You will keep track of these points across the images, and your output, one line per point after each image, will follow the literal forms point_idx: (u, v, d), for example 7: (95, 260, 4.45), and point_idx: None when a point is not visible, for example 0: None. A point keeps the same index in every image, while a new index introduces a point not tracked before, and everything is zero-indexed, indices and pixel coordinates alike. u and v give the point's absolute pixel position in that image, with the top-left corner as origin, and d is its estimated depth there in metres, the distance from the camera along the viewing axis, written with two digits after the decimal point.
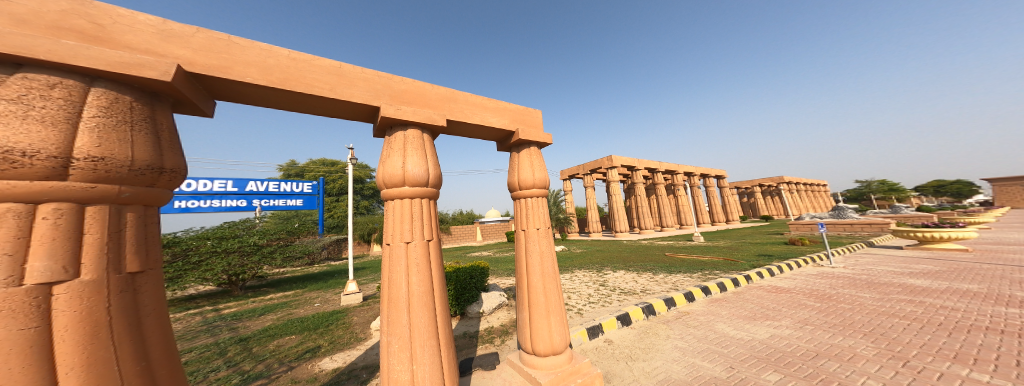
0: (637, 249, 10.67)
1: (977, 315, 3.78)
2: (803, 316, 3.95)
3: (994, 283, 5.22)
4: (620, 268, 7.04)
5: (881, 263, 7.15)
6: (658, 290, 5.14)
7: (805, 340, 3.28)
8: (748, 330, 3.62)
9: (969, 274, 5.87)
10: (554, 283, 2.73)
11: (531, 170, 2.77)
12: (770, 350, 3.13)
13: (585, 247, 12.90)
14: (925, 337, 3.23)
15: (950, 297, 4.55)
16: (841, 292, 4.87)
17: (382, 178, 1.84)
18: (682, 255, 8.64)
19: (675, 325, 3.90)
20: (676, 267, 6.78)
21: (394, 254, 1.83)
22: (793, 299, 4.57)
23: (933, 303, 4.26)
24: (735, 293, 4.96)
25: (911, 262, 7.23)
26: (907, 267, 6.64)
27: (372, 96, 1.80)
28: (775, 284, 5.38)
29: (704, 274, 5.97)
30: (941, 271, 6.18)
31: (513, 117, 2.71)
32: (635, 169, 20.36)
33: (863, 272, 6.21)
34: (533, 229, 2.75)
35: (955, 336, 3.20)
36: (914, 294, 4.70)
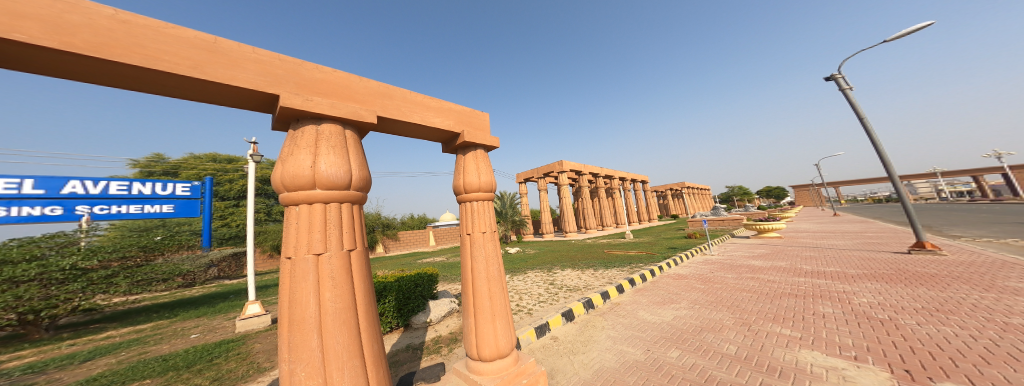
0: (584, 248, 11.55)
1: (789, 284, 5.30)
2: (693, 297, 4.88)
3: (796, 260, 7.45)
4: (567, 267, 7.48)
5: (742, 249, 9.44)
6: (596, 284, 5.63)
7: (694, 318, 4.05)
8: (659, 313, 4.28)
9: (785, 254, 8.30)
10: (500, 285, 2.69)
11: (477, 173, 2.71)
12: (674, 329, 3.74)
13: (537, 248, 13.37)
14: (762, 304, 4.35)
15: (776, 272, 6.30)
16: (715, 275, 6.23)
17: (281, 179, 1.51)
18: (617, 251, 9.74)
19: (609, 316, 4.31)
20: (611, 263, 7.59)
21: (298, 270, 1.52)
22: (688, 284, 5.60)
23: (764, 278, 5.82)
24: (653, 282, 5.81)
25: (755, 247, 9.80)
26: (752, 252, 8.95)
27: (266, 82, 1.46)
28: (678, 272, 6.53)
29: (632, 267, 6.83)
30: (770, 253, 8.56)
31: (457, 119, 2.60)
32: (584, 174, 22.05)
33: (729, 257, 8.10)
34: (478, 234, 2.67)
35: (774, 302, 4.42)
36: (758, 272, 6.34)
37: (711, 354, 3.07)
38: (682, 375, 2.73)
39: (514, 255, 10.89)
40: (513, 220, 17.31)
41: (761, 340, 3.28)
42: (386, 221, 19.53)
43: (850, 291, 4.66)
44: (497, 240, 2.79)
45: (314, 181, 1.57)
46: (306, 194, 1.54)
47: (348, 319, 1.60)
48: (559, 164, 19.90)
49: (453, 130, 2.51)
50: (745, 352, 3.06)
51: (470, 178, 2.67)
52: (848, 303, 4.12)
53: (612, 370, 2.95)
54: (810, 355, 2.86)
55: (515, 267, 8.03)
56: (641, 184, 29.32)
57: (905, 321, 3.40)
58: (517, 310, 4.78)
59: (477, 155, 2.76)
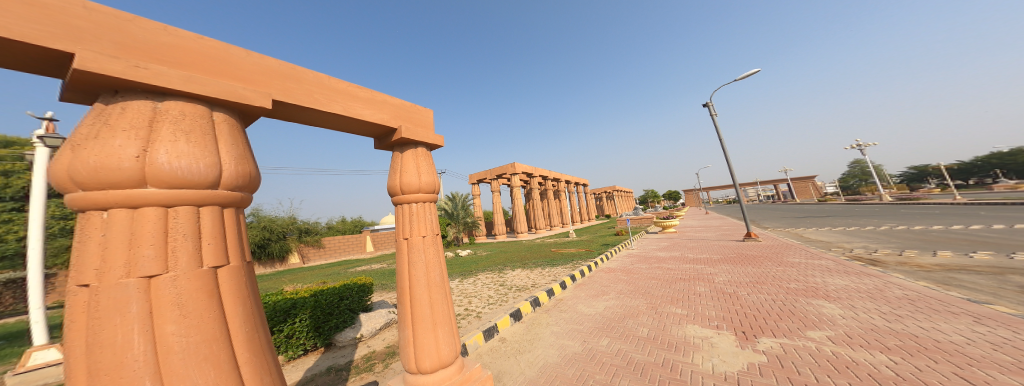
0: (534, 247, 11.88)
1: (686, 270, 6.41)
2: (620, 287, 5.47)
3: (688, 249, 9.19)
4: (517, 267, 7.51)
5: (655, 243, 11.13)
6: (543, 282, 5.79)
7: (619, 306, 4.48)
8: (594, 305, 4.63)
9: (682, 245, 10.12)
10: (443, 292, 2.43)
11: (417, 172, 2.40)
12: (605, 319, 4.05)
13: (486, 249, 13.17)
14: (666, 288, 5.11)
15: (675, 260, 7.57)
16: (636, 266, 7.14)
17: (74, 173, 0.88)
18: (561, 249, 10.32)
19: (553, 313, 4.45)
20: (559, 260, 7.97)
21: (106, 301, 0.90)
22: (615, 276, 6.26)
23: (665, 267, 6.91)
24: (591, 276, 6.30)
25: (662, 240, 11.69)
26: (660, 244, 10.65)
27: (53, 35, 0.89)
28: (608, 266, 7.25)
29: (574, 264, 7.29)
30: (672, 245, 10.33)
31: (394, 113, 2.24)
32: (532, 176, 22.73)
33: (645, 250, 9.44)
34: (418, 238, 2.37)
35: (675, 285, 5.25)
36: (662, 262, 7.51)
37: (629, 338, 3.37)
38: (610, 362, 2.91)
39: (463, 257, 10.49)
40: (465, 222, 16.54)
41: (661, 320, 3.77)
42: (307, 226, 16.47)
43: (714, 272, 5.94)
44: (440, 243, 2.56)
45: (145, 176, 0.97)
46: (124, 198, 0.93)
47: (218, 355, 1.04)
48: (507, 166, 20.01)
49: (388, 125, 2.14)
50: (655, 333, 3.43)
51: (410, 177, 2.34)
52: (712, 282, 5.19)
53: (555, 365, 3.00)
54: (693, 329, 3.38)
55: (465, 270, 7.71)
56: (581, 187, 31.85)
57: (741, 292, 4.45)
58: (465, 314, 4.54)
59: (417, 154, 2.44)
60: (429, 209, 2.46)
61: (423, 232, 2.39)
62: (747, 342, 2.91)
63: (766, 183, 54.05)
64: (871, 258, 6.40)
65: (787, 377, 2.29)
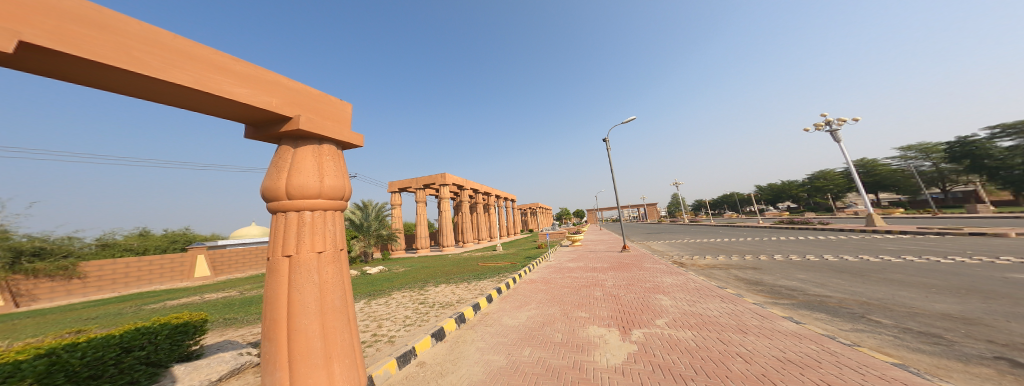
0: (460, 262, 11.58)
1: (595, 277, 7.31)
2: (540, 297, 5.85)
3: (592, 259, 10.59)
4: (441, 282, 7.20)
5: (570, 255, 12.42)
6: (469, 297, 5.73)
7: (538, 315, 4.75)
8: (518, 316, 4.82)
9: (591, 256, 11.58)
10: (345, 318, 1.88)
11: (317, 174, 1.83)
12: (527, 328, 4.19)
13: (404, 265, 12.05)
14: (577, 294, 5.71)
15: (584, 269, 8.57)
16: (553, 277, 7.78)
17: None
18: (489, 263, 10.36)
19: (478, 328, 4.42)
20: (484, 274, 8.01)
21: None
22: (534, 287, 6.65)
23: (577, 275, 7.75)
24: (516, 288, 6.60)
25: (575, 253, 13.12)
26: (573, 256, 11.92)
27: None
28: (531, 278, 7.67)
29: (500, 277, 7.45)
30: (582, 256, 11.69)
31: (288, 99, 1.83)
32: (461, 189, 22.42)
33: (562, 262, 10.42)
34: (309, 254, 1.74)
35: (584, 291, 5.91)
36: (575, 271, 8.40)
37: (547, 345, 3.37)
38: (532, 371, 2.71)
39: (372, 275, 9.28)
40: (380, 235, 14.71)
41: (570, 324, 3.98)
42: (36, 246, 9.75)
43: (604, 278, 6.98)
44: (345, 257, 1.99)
45: None
46: None
47: None
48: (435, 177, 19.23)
49: (280, 113, 1.75)
50: (567, 337, 3.53)
51: (304, 178, 1.75)
52: (605, 287, 6.04)
53: (478, 383, 2.65)
54: (594, 330, 3.57)
55: (378, 289, 6.85)
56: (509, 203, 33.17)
57: (622, 294, 5.22)
58: (376, 339, 4.05)
59: (321, 151, 1.92)
60: (329, 219, 1.88)
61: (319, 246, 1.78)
62: (625, 335, 3.19)
63: (647, 206, 67.82)
64: (682, 261, 8.84)
65: (656, 363, 2.45)
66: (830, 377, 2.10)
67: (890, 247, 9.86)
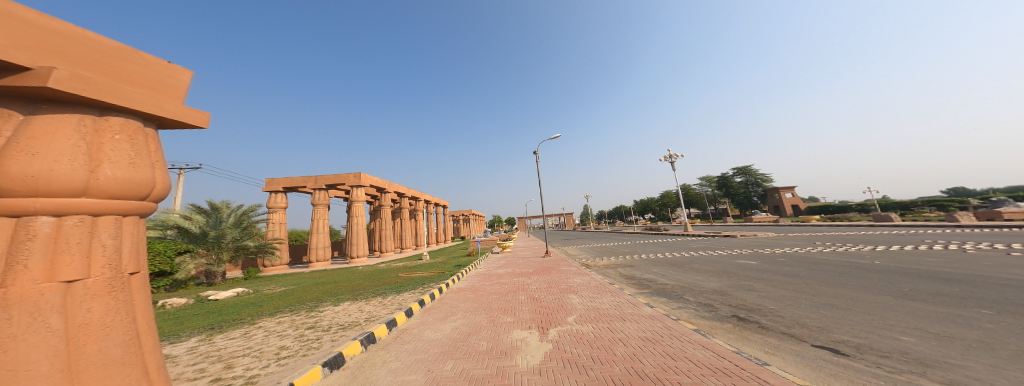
0: (370, 275, 10.19)
1: (518, 281, 7.68)
2: (468, 305, 5.73)
3: (515, 265, 11.11)
4: (346, 300, 6.27)
5: (495, 261, 12.74)
6: (383, 314, 4.94)
7: (465, 323, 4.54)
8: (442, 328, 4.31)
9: (515, 262, 12.13)
10: (129, 368, 1.31)
11: (86, 161, 1.23)
12: (450, 339, 3.75)
13: (289, 283, 10.01)
14: (503, 300, 5.85)
15: (509, 275, 8.88)
16: (479, 284, 7.82)
17: None
18: (412, 274, 9.68)
19: (393, 347, 3.57)
20: (397, 290, 7.09)
21: None
22: (461, 297, 6.47)
23: (502, 281, 7.98)
24: (441, 299, 6.34)
25: (501, 259, 13.52)
26: (498, 262, 12.27)
27: None
28: (458, 286, 7.52)
29: (424, 288, 7.11)
30: (507, 262, 12.15)
31: (44, 44, 1.16)
32: (384, 192, 20.66)
33: (487, 268, 10.59)
34: (43, 285, 1.12)
35: (509, 296, 6.11)
36: (501, 277, 8.65)
37: (472, 354, 3.27)
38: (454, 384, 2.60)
39: (215, 303, 6.73)
40: (242, 247, 11.77)
41: (495, 330, 3.97)
42: None
43: (526, 282, 7.38)
44: (125, 283, 1.38)
45: None
46: None
47: None
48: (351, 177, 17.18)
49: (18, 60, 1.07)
50: (491, 344, 3.44)
51: (59, 163, 1.14)
52: (527, 291, 6.39)
53: None
54: (517, 334, 3.69)
55: (236, 320, 4.98)
56: (439, 207, 32.29)
57: (542, 296, 5.61)
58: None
59: (103, 126, 1.34)
60: (104, 230, 1.29)
61: (66, 273, 1.16)
62: (543, 335, 3.43)
63: (563, 215, 75.31)
64: (589, 262, 10.09)
65: (566, 358, 2.69)
66: (677, 348, 2.71)
67: (721, 244, 13.56)
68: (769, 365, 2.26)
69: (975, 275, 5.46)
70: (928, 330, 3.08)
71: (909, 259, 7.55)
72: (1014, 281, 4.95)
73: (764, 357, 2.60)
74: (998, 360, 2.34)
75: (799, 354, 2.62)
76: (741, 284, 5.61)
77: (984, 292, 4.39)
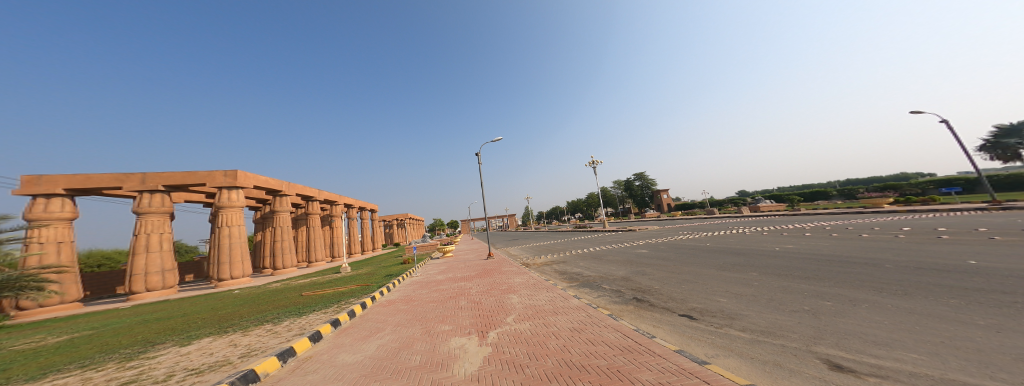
0: (254, 301, 8.28)
1: (458, 287, 7.48)
2: (398, 319, 5.20)
3: (455, 270, 10.84)
4: (213, 334, 4.91)
5: (434, 267, 12.21)
6: (273, 343, 4.06)
7: (394, 339, 4.04)
8: (362, 349, 3.75)
9: (457, 266, 11.84)
10: None
11: None
12: (374, 361, 3.25)
13: (80, 329, 6.95)
14: (440, 308, 5.55)
15: (448, 281, 8.58)
16: (415, 293, 7.31)
17: None
18: (321, 292, 8.45)
19: (295, 380, 2.93)
20: (294, 315, 5.88)
21: None
22: (392, 310, 5.87)
23: (440, 288, 7.67)
24: (365, 315, 5.67)
25: (441, 264, 13.03)
26: (438, 268, 11.80)
27: None
28: (388, 299, 6.91)
29: (339, 306, 6.31)
30: (448, 267, 11.77)
31: None
32: (282, 195, 17.79)
33: (425, 276, 10.03)
34: None
35: (449, 303, 5.86)
36: (441, 284, 8.30)
37: (401, 370, 2.91)
38: None
39: None
40: None
41: (431, 341, 3.69)
42: None
43: (467, 287, 7.23)
44: None
45: None
46: None
47: None
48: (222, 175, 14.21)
49: None
50: (425, 357, 3.16)
51: None
52: (469, 295, 6.25)
53: None
54: (455, 342, 3.50)
55: None
56: (365, 212, 29.62)
57: (482, 300, 5.57)
58: None
59: None
60: None
61: None
62: (483, 340, 3.36)
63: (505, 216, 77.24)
64: (530, 261, 10.50)
65: (504, 359, 2.69)
66: (597, 334, 3.00)
67: (637, 236, 15.74)
68: (655, 338, 2.79)
69: (777, 249, 7.69)
70: (732, 291, 4.39)
71: (753, 240, 10.06)
72: (795, 252, 7.11)
73: (652, 330, 3.10)
74: (760, 307, 3.62)
75: (672, 324, 3.24)
76: (640, 269, 6.53)
77: (778, 262, 6.19)
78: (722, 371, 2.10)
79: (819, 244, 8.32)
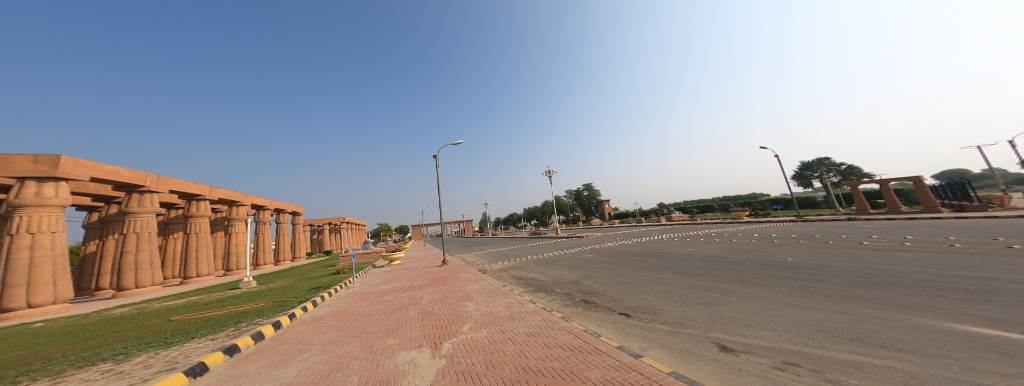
0: (77, 334, 5.68)
1: (405, 297, 6.97)
2: (327, 338, 4.49)
3: (402, 279, 10.05)
4: (14, 376, 3.35)
5: (375, 277, 11.13)
6: (130, 379, 2.97)
7: (321, 361, 3.46)
8: (278, 376, 3.10)
9: (404, 275, 11.02)
10: None
11: None
12: None
13: None
14: (382, 321, 5.05)
15: (394, 291, 7.91)
16: (352, 307, 6.54)
17: None
18: (211, 313, 6.73)
19: None
20: (154, 348, 4.21)
21: None
22: (321, 328, 5.08)
23: (383, 299, 7.01)
24: (279, 337, 4.74)
25: (386, 273, 11.97)
26: (382, 278, 10.80)
27: None
28: (312, 316, 5.97)
29: (240, 327, 5.10)
30: (393, 276, 10.86)
31: None
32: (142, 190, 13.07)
33: (364, 287, 9.07)
34: None
35: (394, 315, 5.39)
36: (384, 294, 7.59)
37: None
38: None
39: None
40: None
41: (374, 359, 3.30)
42: None
43: (419, 296, 6.78)
44: None
45: None
46: None
47: None
48: (27, 159, 9.14)
49: None
50: (367, 377, 2.83)
51: None
52: (420, 305, 5.87)
53: None
54: (402, 356, 3.23)
55: None
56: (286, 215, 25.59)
57: (435, 309, 5.29)
58: None
59: None
60: None
61: None
62: (436, 352, 3.16)
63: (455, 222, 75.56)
64: (486, 267, 10.35)
65: (460, 370, 2.57)
66: (551, 337, 3.11)
67: (586, 241, 16.84)
68: (600, 336, 3.02)
69: (699, 253, 9.03)
70: (655, 289, 5.03)
71: (678, 244, 11.66)
72: (713, 255, 8.43)
73: (594, 328, 3.36)
74: (675, 301, 4.23)
75: (612, 322, 3.54)
76: (587, 273, 6.98)
77: (699, 264, 7.27)
78: (654, 362, 2.39)
79: (727, 247, 10.03)
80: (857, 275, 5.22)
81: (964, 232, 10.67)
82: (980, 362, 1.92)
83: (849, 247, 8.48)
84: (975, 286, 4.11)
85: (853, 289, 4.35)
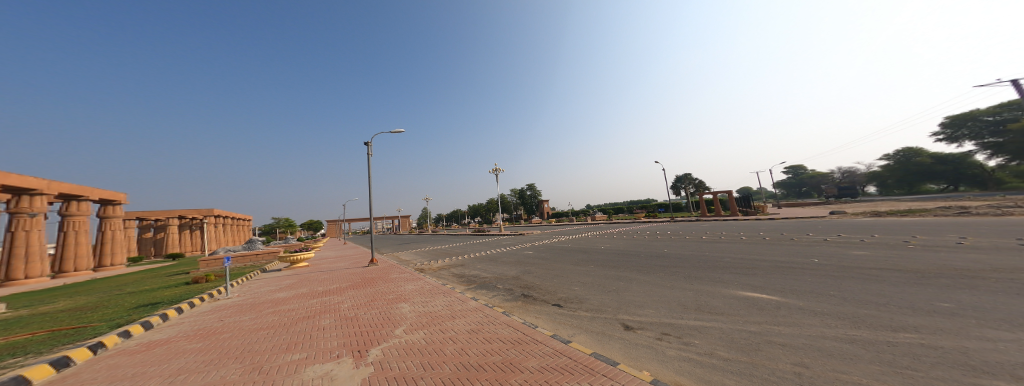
0: None
1: (314, 304, 5.93)
2: (177, 365, 3.26)
3: (310, 284, 8.48)
4: None
5: (265, 284, 9.03)
6: None
7: None
8: None
9: (312, 279, 9.31)
10: None
11: None
12: None
13: None
14: (279, 335, 4.13)
15: (300, 298, 6.62)
16: (230, 322, 5.14)
17: None
18: None
19: None
20: None
21: None
22: (174, 350, 3.82)
23: (281, 309, 5.77)
24: (82, 374, 3.14)
25: (284, 279, 9.87)
26: (278, 284, 8.87)
27: None
28: (144, 341, 4.28)
29: None
30: (296, 281, 9.07)
31: None
32: None
33: (250, 296, 7.27)
34: None
35: (298, 326, 4.50)
36: (281, 304, 6.25)
37: None
38: None
39: None
40: None
41: (267, 378, 2.66)
42: None
43: (336, 302, 5.87)
44: None
45: None
46: None
47: None
48: None
49: None
50: None
51: None
52: (339, 311, 5.11)
53: None
54: (312, 372, 2.71)
55: None
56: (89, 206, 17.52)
57: (359, 314, 4.70)
58: None
59: None
60: None
61: None
62: (360, 361, 2.80)
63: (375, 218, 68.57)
64: (422, 267, 9.73)
65: (391, 376, 2.35)
66: (492, 331, 3.16)
67: (521, 239, 17.56)
68: (537, 327, 3.22)
69: (615, 248, 10.48)
70: (580, 280, 5.62)
71: (598, 241, 13.27)
72: (627, 250, 9.86)
73: (531, 320, 3.56)
74: (592, 290, 4.83)
75: (546, 313, 3.82)
76: (527, 269, 7.30)
77: (616, 257, 8.44)
78: (580, 345, 2.69)
79: (635, 242, 11.96)
80: (718, 261, 6.94)
81: (753, 228, 15.66)
82: (782, 321, 2.80)
83: (704, 240, 11.32)
84: (775, 265, 6.02)
85: (709, 271, 5.79)
